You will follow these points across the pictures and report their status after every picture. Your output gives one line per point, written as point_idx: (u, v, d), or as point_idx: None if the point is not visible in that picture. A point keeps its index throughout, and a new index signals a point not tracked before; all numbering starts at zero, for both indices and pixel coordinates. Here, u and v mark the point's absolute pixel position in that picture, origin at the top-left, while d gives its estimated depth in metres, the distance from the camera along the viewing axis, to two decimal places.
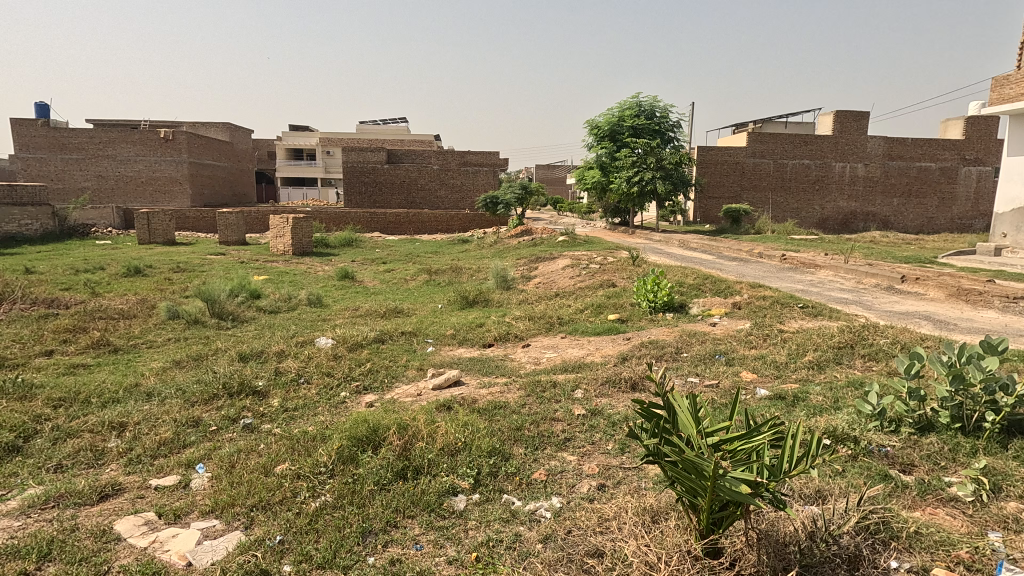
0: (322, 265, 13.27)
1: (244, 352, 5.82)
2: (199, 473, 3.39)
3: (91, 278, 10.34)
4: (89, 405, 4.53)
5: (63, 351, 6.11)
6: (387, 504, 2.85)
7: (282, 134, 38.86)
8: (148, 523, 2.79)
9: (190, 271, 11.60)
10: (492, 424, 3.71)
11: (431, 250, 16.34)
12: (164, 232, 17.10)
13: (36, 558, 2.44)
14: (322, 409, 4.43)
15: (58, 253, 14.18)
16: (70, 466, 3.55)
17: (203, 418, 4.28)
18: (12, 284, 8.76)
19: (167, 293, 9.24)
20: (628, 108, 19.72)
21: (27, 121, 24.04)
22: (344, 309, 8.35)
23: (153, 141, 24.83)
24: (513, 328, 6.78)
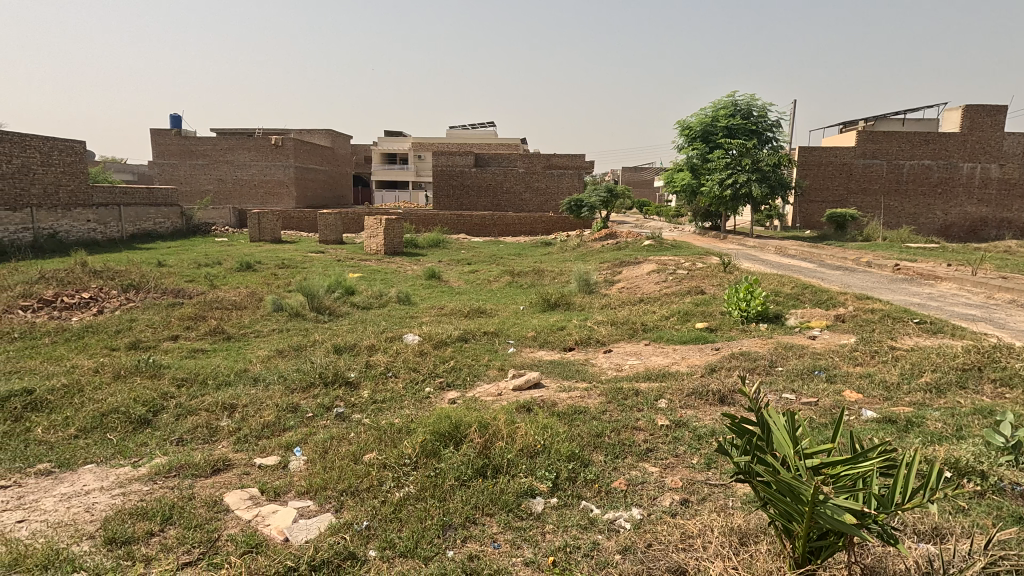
0: (411, 265, 13.83)
1: (339, 344, 6.19)
2: (296, 456, 3.64)
3: (211, 272, 11.44)
4: (206, 386, 5.02)
5: (185, 336, 6.82)
6: (467, 500, 2.91)
7: (379, 140, 41.01)
8: (252, 498, 3.04)
9: (293, 267, 12.51)
10: (574, 429, 3.69)
11: (515, 252, 16.53)
12: (272, 231, 18.60)
13: (160, 521, 2.74)
14: (408, 403, 4.63)
15: (184, 248, 15.84)
16: (189, 440, 3.95)
17: (301, 405, 4.60)
18: (147, 275, 9.89)
19: (272, 287, 10.04)
20: (722, 107, 18.90)
21: (163, 131, 27.10)
22: (431, 307, 8.64)
23: (265, 147, 27.09)
24: (594, 333, 6.69)
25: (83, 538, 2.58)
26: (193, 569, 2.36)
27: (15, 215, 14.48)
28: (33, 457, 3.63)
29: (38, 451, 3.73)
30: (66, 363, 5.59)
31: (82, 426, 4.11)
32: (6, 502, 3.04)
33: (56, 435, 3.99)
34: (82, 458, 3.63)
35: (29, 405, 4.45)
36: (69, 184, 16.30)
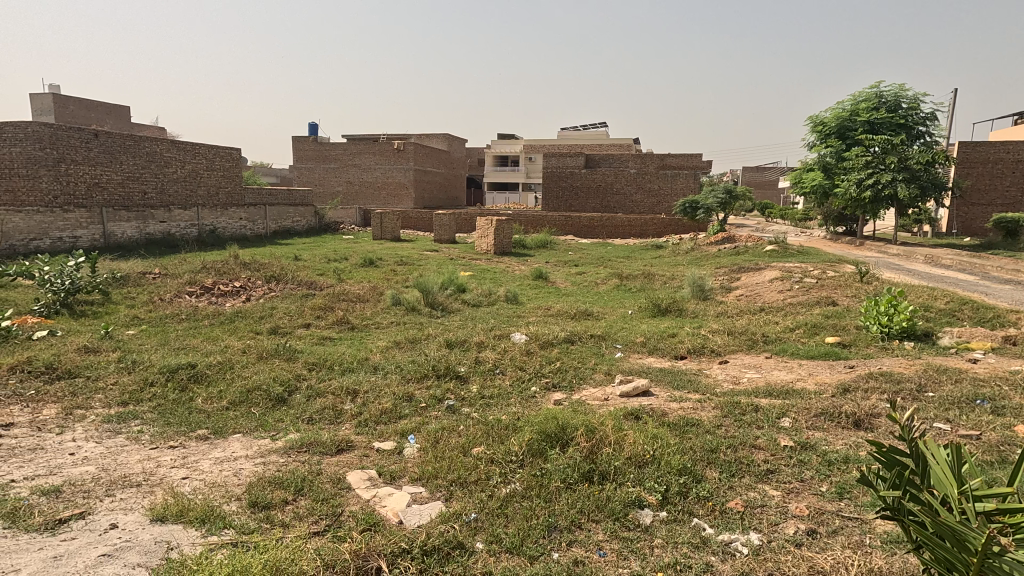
0: (519, 265, 14.05)
1: (451, 339, 6.45)
2: (410, 443, 3.84)
3: (339, 267, 12.46)
4: (333, 371, 5.49)
5: (316, 325, 7.49)
6: (573, 503, 2.88)
7: (492, 143, 42.23)
8: (371, 479, 3.25)
9: (410, 264, 13.25)
10: (685, 442, 3.52)
11: (623, 255, 16.18)
12: (392, 230, 19.84)
13: (294, 491, 3.02)
14: (514, 400, 4.70)
15: (317, 245, 17.38)
16: (318, 419, 4.34)
17: (415, 395, 4.85)
18: (286, 268, 10.98)
19: (391, 283, 10.71)
20: (864, 100, 17.06)
21: (303, 138, 30.00)
22: (539, 307, 8.72)
23: (388, 151, 28.97)
24: (708, 342, 6.33)
25: (231, 498, 2.92)
26: (320, 539, 2.56)
27: (184, 213, 16.75)
28: (195, 423, 4.19)
29: (198, 418, 4.30)
30: (221, 343, 6.37)
31: (233, 399, 4.67)
32: (174, 460, 3.53)
33: (212, 405, 4.56)
34: (231, 428, 4.12)
35: (193, 376, 5.14)
36: (227, 187, 18.62)
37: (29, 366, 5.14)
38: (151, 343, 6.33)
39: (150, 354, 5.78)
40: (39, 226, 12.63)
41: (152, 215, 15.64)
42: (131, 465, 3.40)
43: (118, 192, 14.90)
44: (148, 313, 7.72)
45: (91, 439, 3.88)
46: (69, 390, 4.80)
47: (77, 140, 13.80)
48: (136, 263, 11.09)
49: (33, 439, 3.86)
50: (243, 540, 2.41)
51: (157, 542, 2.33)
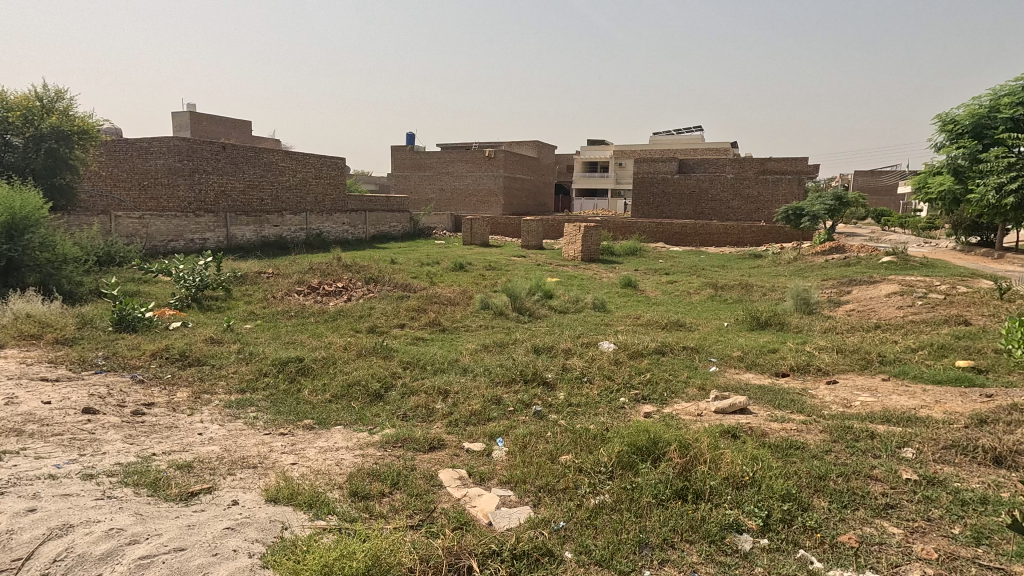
0: (607, 272, 13.86)
1: (538, 345, 6.47)
2: (498, 446, 3.90)
3: (431, 270, 12.95)
4: (425, 370, 5.69)
5: (410, 325, 7.83)
6: (665, 521, 2.78)
7: (581, 149, 42.06)
8: (461, 479, 3.33)
9: (498, 269, 13.50)
10: (789, 466, 3.29)
11: (718, 264, 15.44)
12: (481, 235, 20.30)
13: (390, 484, 3.17)
14: (602, 410, 4.63)
15: (411, 249, 18.14)
16: (412, 417, 4.52)
17: (503, 398, 4.92)
18: (384, 270, 11.59)
19: (480, 287, 10.96)
20: (1006, 95, 15.08)
21: (401, 147, 31.61)
22: (627, 316, 8.53)
23: (480, 159, 29.74)
24: (814, 359, 5.88)
25: (334, 486, 3.11)
26: (414, 533, 2.66)
27: (295, 218, 17.49)
28: (302, 413, 4.52)
29: (305, 409, 4.64)
30: (325, 339, 6.84)
31: (335, 392, 4.99)
32: (284, 446, 3.83)
33: (317, 397, 4.91)
34: (334, 420, 4.40)
35: (301, 369, 5.55)
36: (331, 194, 20.41)
37: (166, 353, 5.81)
38: (265, 337, 6.92)
39: (264, 347, 6.31)
40: (175, 228, 13.90)
41: (268, 219, 16.46)
42: (249, 448, 3.73)
43: (240, 198, 17.02)
44: (262, 309, 8.45)
45: (215, 422, 4.30)
46: (198, 376, 5.37)
47: (208, 153, 15.81)
48: (254, 263, 12.16)
49: (169, 417, 4.35)
50: (346, 527, 2.56)
51: (271, 520, 2.53)
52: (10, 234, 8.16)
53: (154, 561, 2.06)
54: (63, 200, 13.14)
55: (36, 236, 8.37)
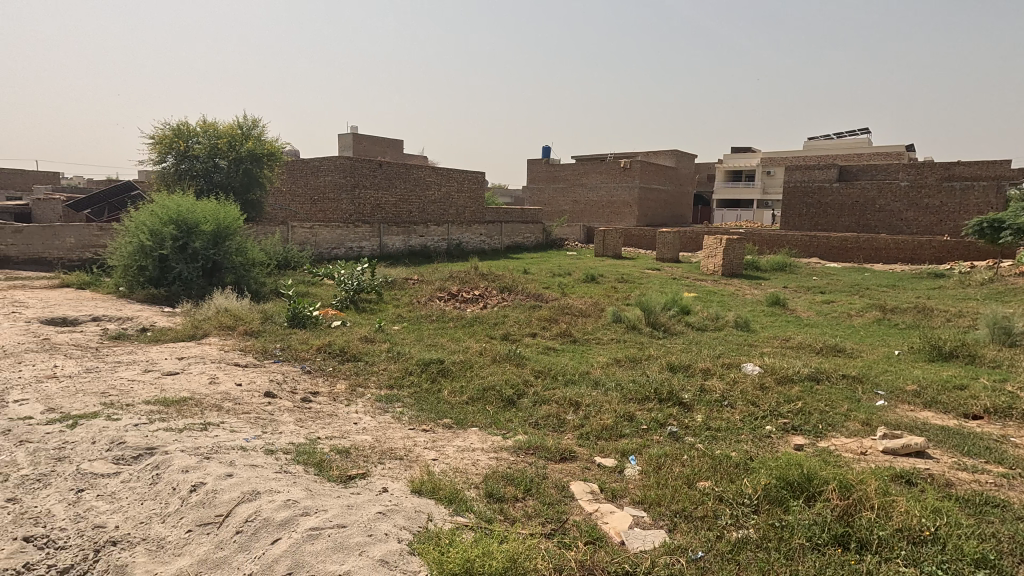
0: (750, 289, 12.91)
1: (674, 362, 6.19)
2: (631, 464, 3.80)
3: (563, 281, 13.07)
4: (557, 381, 5.73)
5: (542, 334, 7.96)
6: (820, 568, 2.51)
7: (725, 158, 39.78)
8: (593, 493, 3.30)
9: (631, 282, 13.23)
10: (984, 526, 2.78)
11: (887, 284, 13.58)
12: (614, 247, 20.03)
13: (523, 490, 3.23)
14: (745, 438, 4.30)
15: (544, 259, 18.44)
16: (544, 426, 4.58)
17: (636, 415, 4.78)
18: (518, 280, 11.94)
19: (613, 299, 10.81)
20: None
21: (537, 160, 32.49)
22: (774, 337, 7.85)
23: (615, 170, 29.43)
24: (1018, 401, 4.90)
25: (471, 485, 3.25)
26: (547, 542, 2.69)
27: (439, 229, 18.51)
28: (442, 412, 4.80)
29: (444, 408, 4.93)
30: (462, 343, 7.21)
31: (471, 395, 5.23)
32: (426, 441, 4.10)
33: (456, 398, 5.18)
34: (470, 421, 4.61)
35: (441, 370, 5.91)
36: (471, 206, 21.55)
37: (329, 348, 6.53)
38: (410, 338, 7.48)
39: (410, 348, 6.82)
40: (338, 237, 15.60)
41: (415, 230, 17.70)
42: (396, 440, 4.05)
43: (392, 211, 18.63)
44: (408, 312, 9.14)
45: (368, 413, 4.74)
46: (354, 370, 5.97)
47: (367, 169, 17.58)
48: (402, 270, 13.21)
49: (330, 406, 4.89)
50: (483, 526, 2.67)
51: (416, 510, 2.71)
52: (216, 240, 9.78)
53: (321, 533, 2.32)
54: (254, 213, 15.44)
55: (235, 243, 9.94)
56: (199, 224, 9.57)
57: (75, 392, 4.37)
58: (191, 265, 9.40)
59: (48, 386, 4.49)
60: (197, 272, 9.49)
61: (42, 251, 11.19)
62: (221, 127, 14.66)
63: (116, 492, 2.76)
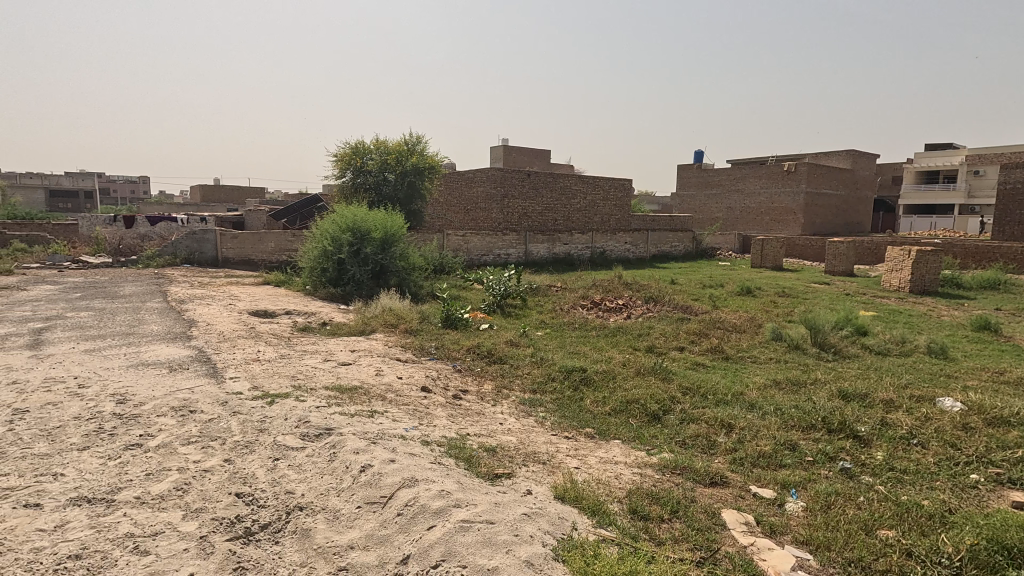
0: (948, 309, 10.97)
1: (847, 389, 5.47)
2: (793, 498, 3.43)
3: (714, 293, 12.31)
4: (707, 400, 5.38)
5: (691, 349, 7.55)
6: None
7: (916, 157, 34.44)
8: (748, 524, 3.04)
9: (794, 296, 12.00)
10: None
11: None
12: (774, 258, 18.35)
13: (669, 511, 3.08)
14: (941, 486, 3.64)
15: (693, 270, 17.51)
16: (691, 446, 4.33)
17: (800, 445, 4.31)
18: (664, 290, 11.49)
19: (772, 315, 9.90)
20: None
21: (689, 166, 31.08)
22: (982, 369, 6.56)
23: (777, 174, 26.97)
24: None
25: (614, 498, 3.19)
26: (696, 569, 2.55)
27: (582, 237, 18.42)
28: (584, 421, 4.78)
29: (586, 417, 4.90)
30: (605, 353, 7.11)
31: (614, 407, 5.13)
32: (569, 449, 4.11)
33: (598, 408, 5.13)
34: (613, 433, 4.53)
35: (584, 379, 5.88)
36: (617, 214, 21.22)
37: (478, 349, 6.88)
38: (553, 345, 7.58)
39: (553, 354, 6.92)
40: (488, 244, 16.38)
41: (560, 237, 17.82)
42: (539, 444, 4.12)
43: (538, 219, 19.16)
44: (551, 319, 9.29)
45: (512, 415, 4.90)
46: (500, 372, 6.21)
47: (517, 180, 18.37)
48: (546, 278, 13.47)
49: (478, 405, 5.13)
50: (628, 543, 2.61)
51: (560, 516, 2.73)
52: (383, 246, 10.85)
53: (471, 526, 2.45)
54: (415, 222, 16.86)
55: (398, 248, 10.93)
56: (370, 232, 10.71)
57: (273, 374, 5.15)
58: (362, 268, 10.53)
59: (253, 367, 5.35)
60: (367, 275, 10.58)
61: (252, 253, 13.44)
62: (390, 144, 16.27)
63: (302, 463, 3.18)
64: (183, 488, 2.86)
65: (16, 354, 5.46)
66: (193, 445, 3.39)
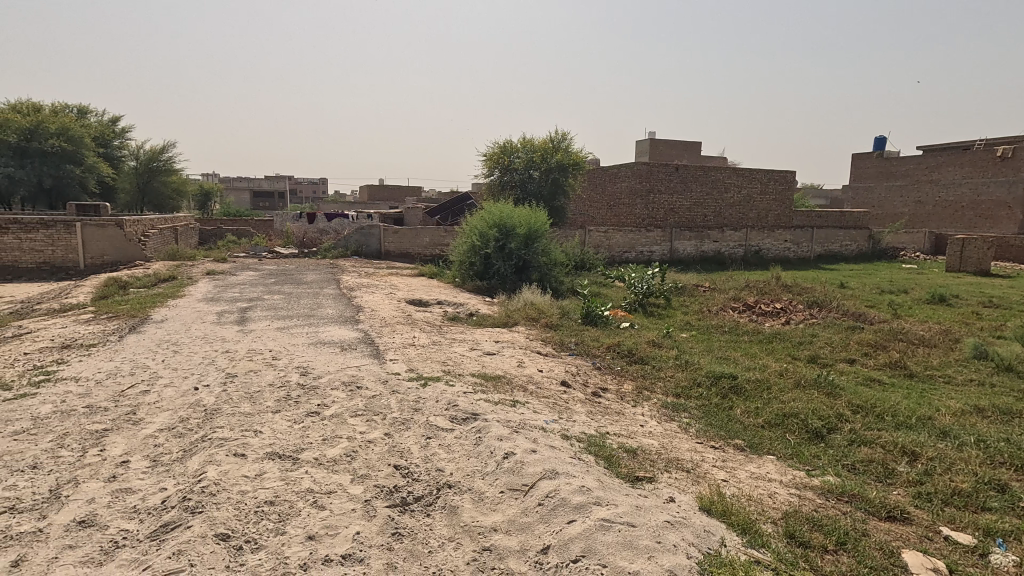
0: None
1: None
2: (999, 548, 2.86)
3: (895, 299, 10.71)
4: (883, 421, 4.71)
5: (863, 362, 6.67)
6: None
7: None
8: (937, 571, 2.60)
9: (1005, 307, 9.97)
10: None
11: None
12: (977, 261, 15.43)
13: (835, 542, 2.75)
14: None
15: (867, 272, 15.39)
16: (862, 472, 3.82)
17: (1010, 487, 3.57)
18: (831, 294, 10.25)
19: (973, 328, 8.33)
20: None
21: (867, 155, 27.35)
22: None
23: (985, 160, 22.54)
24: None
25: (768, 519, 2.93)
26: None
27: (735, 234, 17.01)
28: (733, 432, 4.46)
29: (736, 428, 4.56)
30: (759, 361, 6.56)
31: (768, 419, 4.72)
32: (715, 459, 3.86)
33: (749, 420, 4.75)
34: (766, 448, 4.17)
35: (733, 387, 5.48)
36: (776, 209, 19.41)
37: (618, 348, 6.76)
38: (699, 348, 7.17)
39: (699, 358, 6.55)
40: (631, 241, 16.00)
41: (709, 235, 16.69)
42: (683, 451, 3.94)
43: (686, 215, 18.35)
44: (697, 321, 8.80)
45: (654, 418, 4.74)
46: (641, 373, 6.03)
47: (663, 174, 17.78)
48: (692, 277, 12.79)
49: (618, 404, 5.05)
50: (783, 571, 2.38)
51: (706, 529, 2.59)
52: (527, 242, 11.12)
53: (612, 526, 2.42)
54: (558, 218, 17.04)
55: (541, 244, 11.13)
56: (515, 227, 11.05)
57: (426, 359, 5.57)
58: (506, 263, 10.92)
59: (409, 351, 5.84)
60: (510, 269, 10.94)
61: (409, 247, 14.63)
62: (536, 142, 16.61)
63: (451, 444, 3.39)
64: (351, 455, 3.21)
65: (228, 328, 6.57)
66: (360, 418, 3.79)
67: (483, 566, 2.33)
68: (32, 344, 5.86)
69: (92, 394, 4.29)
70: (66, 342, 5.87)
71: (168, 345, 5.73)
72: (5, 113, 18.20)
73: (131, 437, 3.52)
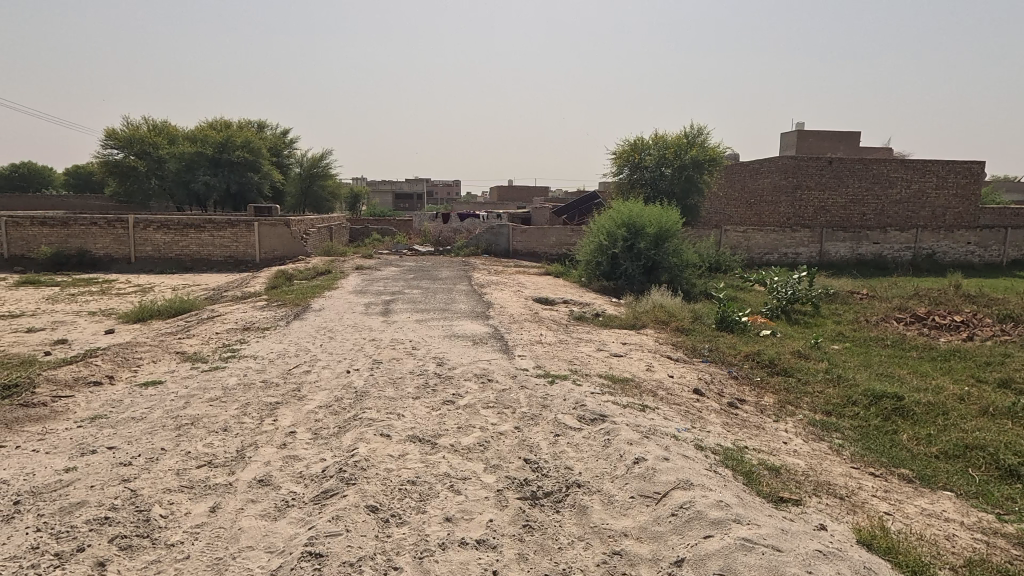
0: None
1: None
2: None
3: None
4: None
5: None
6: None
7: None
8: None
9: None
10: None
11: None
12: None
13: None
14: None
15: None
16: None
17: None
18: None
19: None
20: None
21: None
22: None
23: None
24: None
25: (946, 564, 2.53)
26: None
27: (901, 235, 14.91)
28: (899, 460, 3.92)
29: (902, 456, 4.00)
30: (932, 381, 5.68)
31: (945, 449, 4.08)
32: (875, 489, 3.42)
33: (919, 447, 4.14)
34: (942, 481, 3.60)
35: (898, 409, 4.81)
36: (959, 206, 16.63)
37: (758, 357, 6.27)
38: (855, 362, 6.42)
39: (855, 373, 5.85)
40: (773, 242, 14.79)
41: (868, 236, 14.83)
42: (835, 475, 3.55)
43: (839, 213, 16.55)
44: (853, 331, 7.88)
45: (799, 436, 4.32)
46: (785, 386, 5.53)
47: (815, 168, 16.21)
48: (847, 282, 11.48)
49: (757, 417, 4.69)
50: None
51: (867, 565, 2.30)
52: (657, 242, 10.73)
53: (755, 548, 2.25)
54: (691, 217, 16.28)
55: (673, 244, 10.67)
56: (644, 226, 10.73)
57: (554, 357, 5.62)
58: (635, 263, 10.67)
59: (536, 348, 5.94)
60: (639, 270, 10.67)
61: (536, 246, 14.90)
62: (670, 138, 16.02)
63: (580, 444, 3.39)
64: (484, 445, 3.35)
65: (374, 318, 7.19)
66: (492, 409, 3.94)
67: (614, 570, 2.30)
68: (222, 324, 6.92)
69: (266, 370, 4.96)
70: (247, 325, 6.82)
71: (325, 331, 6.43)
72: (205, 131, 21.64)
73: (297, 411, 4.00)
